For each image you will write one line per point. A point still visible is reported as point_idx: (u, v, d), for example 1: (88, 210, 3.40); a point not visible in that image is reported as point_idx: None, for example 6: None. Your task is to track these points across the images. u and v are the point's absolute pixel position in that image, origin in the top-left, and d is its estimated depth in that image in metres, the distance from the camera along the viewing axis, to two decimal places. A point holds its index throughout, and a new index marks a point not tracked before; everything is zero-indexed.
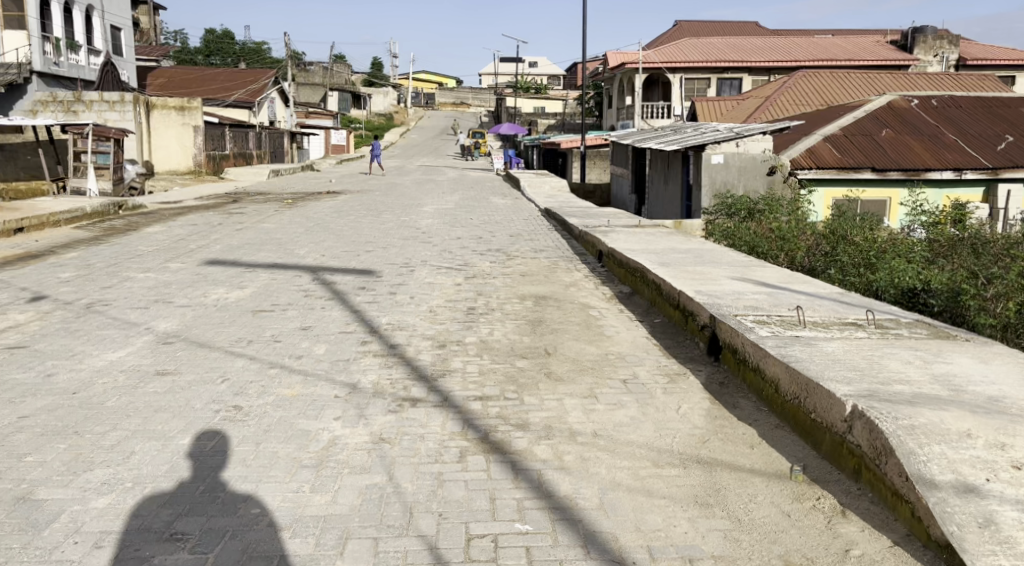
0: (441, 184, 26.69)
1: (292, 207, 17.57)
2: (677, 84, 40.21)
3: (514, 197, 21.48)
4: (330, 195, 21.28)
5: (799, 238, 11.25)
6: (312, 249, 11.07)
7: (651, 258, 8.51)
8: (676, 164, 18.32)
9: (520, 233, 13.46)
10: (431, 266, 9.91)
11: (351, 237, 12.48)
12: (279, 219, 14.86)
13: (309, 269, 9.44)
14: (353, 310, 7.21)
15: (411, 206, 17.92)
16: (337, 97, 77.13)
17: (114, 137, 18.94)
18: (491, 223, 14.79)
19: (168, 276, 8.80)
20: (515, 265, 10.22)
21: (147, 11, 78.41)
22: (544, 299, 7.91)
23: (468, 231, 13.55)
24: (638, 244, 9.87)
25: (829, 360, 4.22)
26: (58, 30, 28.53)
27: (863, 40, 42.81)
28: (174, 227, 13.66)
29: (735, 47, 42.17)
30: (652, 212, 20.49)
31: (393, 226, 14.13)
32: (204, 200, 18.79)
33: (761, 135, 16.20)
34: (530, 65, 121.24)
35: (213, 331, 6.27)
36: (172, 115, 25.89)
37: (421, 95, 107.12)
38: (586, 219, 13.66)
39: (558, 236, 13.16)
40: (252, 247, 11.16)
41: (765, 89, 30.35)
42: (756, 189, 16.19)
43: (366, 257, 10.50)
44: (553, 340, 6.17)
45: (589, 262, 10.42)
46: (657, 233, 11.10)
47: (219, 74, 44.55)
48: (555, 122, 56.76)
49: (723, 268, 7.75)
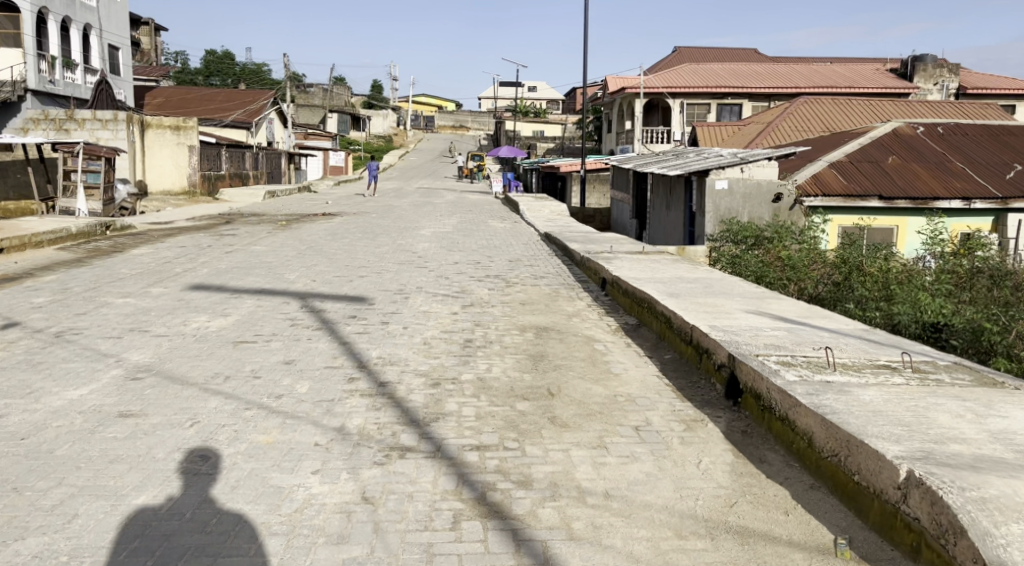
0: (439, 206, 26.35)
1: (285, 229, 17.18)
2: (677, 109, 40.11)
3: (513, 221, 21.10)
4: (325, 217, 20.93)
5: (810, 268, 10.83)
6: (303, 274, 10.61)
7: (659, 288, 8.07)
8: (678, 190, 17.98)
9: (519, 258, 13.05)
10: (427, 292, 9.45)
11: (345, 261, 12.05)
12: (271, 242, 14.45)
13: (298, 295, 8.99)
14: (342, 342, 6.73)
15: (407, 229, 17.53)
16: (336, 118, 77.22)
17: (104, 155, 18.60)
18: (489, 247, 14.38)
19: (148, 302, 8.34)
20: (515, 292, 9.78)
21: (149, 32, 79.02)
22: (546, 331, 7.44)
23: (466, 256, 13.13)
24: (644, 272, 9.44)
25: (870, 412, 3.74)
26: (54, 48, 28.34)
27: (863, 67, 42.86)
28: (161, 249, 13.23)
29: (736, 73, 42.18)
30: (654, 238, 20.13)
31: (388, 249, 13.71)
32: (196, 221, 18.41)
33: (767, 161, 15.91)
34: (529, 90, 121.82)
35: (189, 363, 5.80)
36: (167, 134, 25.58)
37: (420, 118, 107.50)
38: (587, 245, 13.26)
39: (559, 261, 12.74)
40: (240, 271, 10.72)
41: (767, 115, 30.16)
42: (761, 216, 15.84)
43: (359, 282, 10.05)
44: (556, 378, 5.69)
45: (591, 291, 9.98)
46: (662, 260, 10.69)
47: (218, 94, 44.41)
48: (554, 146, 56.70)
49: (736, 300, 7.31)
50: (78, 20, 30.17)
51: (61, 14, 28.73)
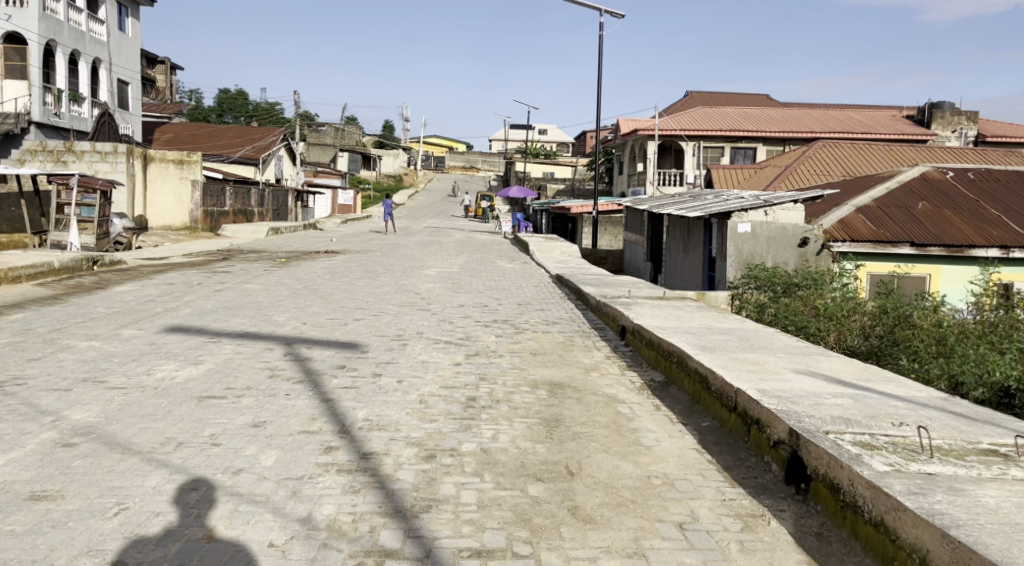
0: (446, 246, 25.60)
1: (284, 267, 16.40)
2: (691, 152, 39.62)
3: (522, 262, 20.28)
4: (327, 254, 20.17)
5: (850, 318, 9.90)
6: (294, 316, 9.73)
7: (690, 340, 7.14)
8: (697, 231, 17.15)
9: (529, 301, 12.20)
10: (428, 339, 8.54)
11: (341, 301, 11.19)
12: (265, 280, 13.63)
13: (283, 341, 8.09)
14: (324, 400, 5.79)
15: (412, 268, 16.73)
16: (348, 157, 77.51)
17: (100, 188, 17.97)
18: (496, 289, 13.51)
19: (113, 346, 7.43)
20: (525, 340, 8.87)
21: (165, 70, 80.25)
22: (560, 389, 6.47)
23: (472, 298, 12.26)
24: (669, 320, 8.55)
25: (1009, 529, 2.77)
26: (61, 81, 28.12)
27: (880, 113, 42.44)
28: (147, 286, 12.39)
29: (749, 117, 41.79)
30: (670, 282, 19.25)
31: (390, 290, 12.87)
32: (191, 258, 17.67)
33: (792, 205, 15.05)
34: (540, 132, 122.75)
35: (138, 425, 4.87)
36: (170, 168, 25.12)
37: (431, 158, 107.99)
38: (603, 289, 12.37)
39: (572, 305, 11.85)
40: (226, 312, 9.85)
41: (784, 158, 29.51)
42: (786, 262, 14.95)
43: (354, 327, 9.15)
44: (577, 451, 4.72)
45: (610, 339, 9.06)
46: (687, 307, 9.78)
47: (227, 130, 44.31)
48: (564, 187, 56.38)
49: (779, 357, 6.36)
50: (88, 53, 30.00)
51: (70, 47, 28.54)
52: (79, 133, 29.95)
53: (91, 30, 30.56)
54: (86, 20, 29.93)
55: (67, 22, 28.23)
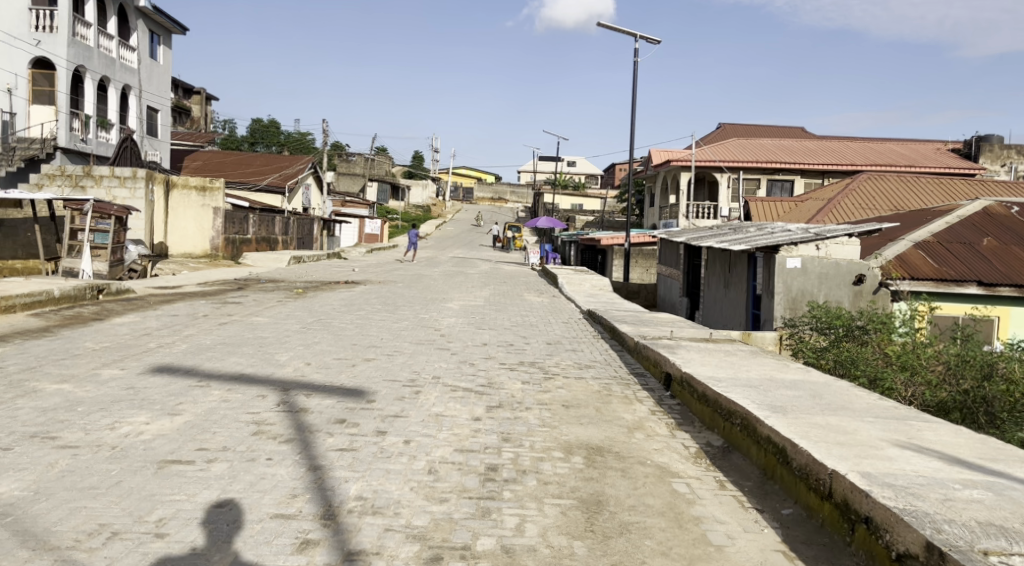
0: (471, 277, 24.70)
1: (300, 297, 15.55)
2: (725, 184, 38.50)
3: (551, 295, 19.23)
4: (347, 285, 19.34)
5: (929, 369, 8.67)
6: (299, 355, 8.77)
7: (754, 397, 5.99)
8: (739, 266, 15.98)
9: (559, 340, 11.14)
10: (445, 386, 7.48)
11: (354, 339, 10.20)
12: (276, 312, 12.75)
13: (281, 385, 7.11)
14: (313, 467, 4.73)
15: (434, 301, 15.79)
16: (376, 188, 77.64)
17: (115, 214, 17.42)
18: (523, 326, 12.46)
19: (84, 390, 6.48)
20: (556, 388, 7.77)
21: (200, 100, 81.78)
22: (600, 455, 5.37)
23: (497, 335, 11.23)
24: (723, 369, 7.41)
25: None
26: (89, 107, 28.43)
27: (923, 147, 41.01)
28: (149, 318, 11.52)
29: (787, 149, 40.63)
30: (709, 320, 18.02)
31: (408, 325, 11.89)
32: (205, 287, 16.94)
33: (847, 238, 13.83)
34: (569, 164, 122.56)
35: (69, 504, 3.86)
36: (192, 195, 24.74)
37: (459, 189, 108.10)
38: (640, 328, 11.26)
39: (607, 346, 10.75)
40: (224, 349, 8.90)
41: (827, 191, 28.22)
42: (840, 300, 13.70)
43: (363, 369, 8.14)
44: (628, 555, 3.60)
45: (652, 389, 7.93)
46: (739, 352, 8.63)
47: (256, 158, 44.31)
48: (593, 219, 55.43)
49: (870, 424, 5.20)
50: (117, 80, 30.33)
51: (100, 72, 28.88)
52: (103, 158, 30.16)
53: (122, 56, 30.91)
54: (117, 47, 30.31)
55: (97, 48, 28.60)
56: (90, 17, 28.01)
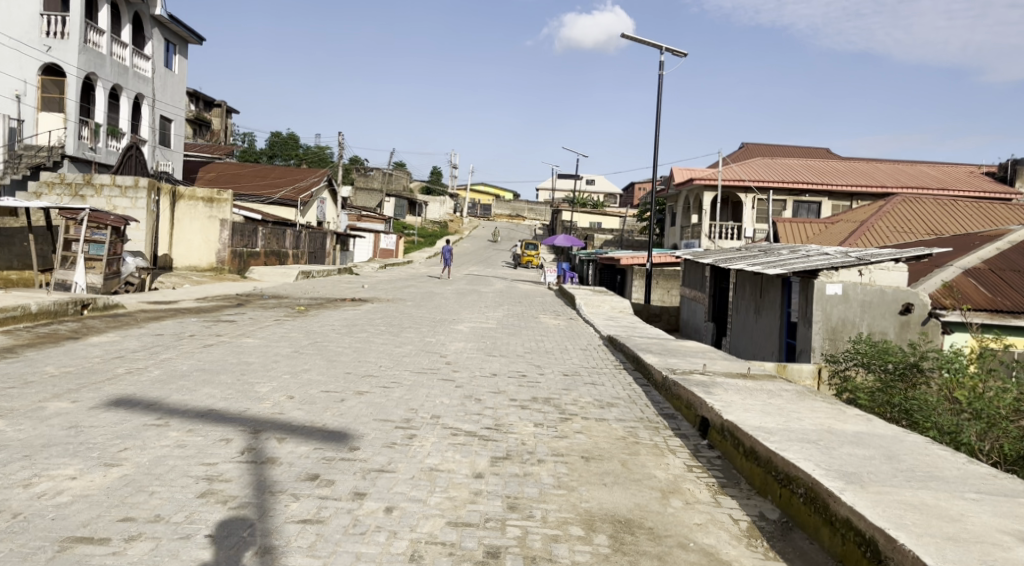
0: (484, 296, 23.66)
1: (300, 315, 14.59)
2: (750, 205, 37.42)
3: (568, 318, 18.16)
4: (353, 302, 18.44)
5: (1013, 421, 7.47)
6: (282, 386, 7.73)
7: (819, 458, 4.87)
8: (772, 291, 14.86)
9: (577, 371, 10.06)
10: (445, 429, 6.42)
11: (349, 366, 9.19)
12: (269, 333, 11.76)
13: (252, 426, 6.08)
14: (260, 551, 3.68)
15: (442, 322, 14.74)
16: (393, 203, 77.26)
17: (111, 225, 16.71)
18: (537, 353, 11.38)
19: (16, 431, 5.48)
20: (573, 433, 6.69)
21: (220, 113, 82.04)
22: (628, 532, 4.28)
23: (508, 364, 10.15)
24: (771, 417, 6.30)
25: None
26: (99, 116, 28.08)
27: (956, 169, 39.64)
28: (130, 338, 10.59)
29: (814, 169, 39.40)
30: (737, 347, 16.88)
31: (411, 349, 10.85)
32: (202, 303, 16.12)
33: (893, 263, 12.65)
34: (587, 183, 121.80)
35: None
36: (199, 207, 24.21)
37: (477, 206, 107.50)
38: (668, 359, 10.13)
39: (631, 380, 9.66)
40: (200, 377, 7.92)
41: (859, 213, 26.98)
42: (885, 332, 12.45)
43: (353, 406, 7.09)
44: None
45: (687, 436, 6.84)
46: (785, 395, 7.49)
47: (272, 170, 43.80)
48: (612, 238, 54.36)
49: (978, 506, 4.05)
50: (129, 89, 30.02)
51: (111, 81, 28.57)
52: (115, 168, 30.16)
53: (136, 65, 30.62)
54: (131, 56, 30.02)
55: (109, 56, 28.34)
56: (103, 25, 27.81)
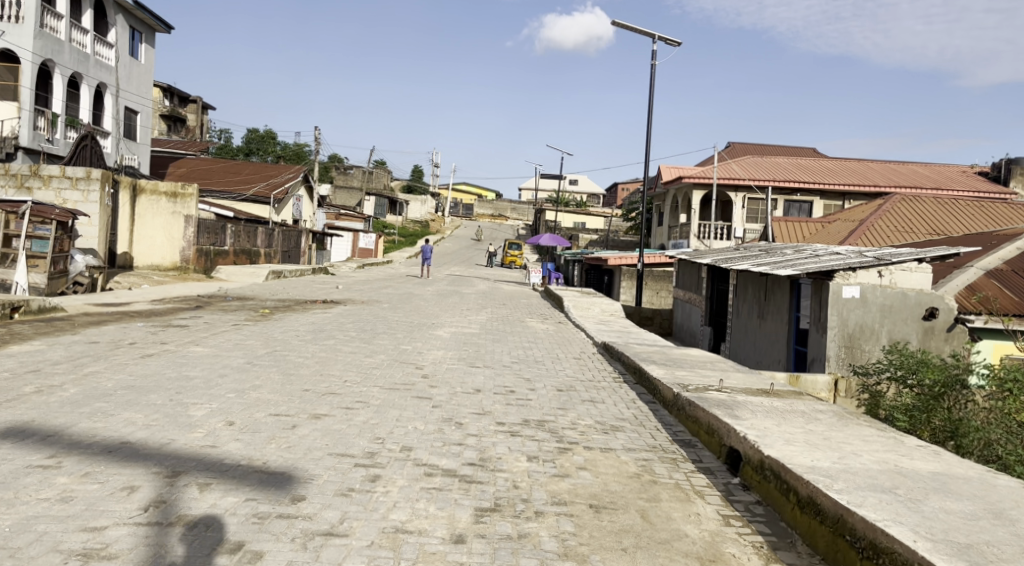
0: (466, 298, 22.41)
1: (263, 320, 13.22)
2: (738, 205, 36.65)
3: (556, 322, 16.96)
4: (324, 305, 17.12)
5: None
6: (222, 408, 6.40)
7: (913, 520, 3.65)
8: (778, 294, 13.81)
9: (573, 385, 8.85)
10: (418, 468, 5.15)
11: (308, 381, 7.90)
12: (224, 340, 10.40)
13: (170, 466, 4.76)
14: None
15: (421, 328, 13.46)
16: (373, 202, 75.72)
17: (56, 219, 15.15)
18: (526, 363, 10.16)
19: None
20: (576, 469, 5.46)
21: (196, 109, 79.89)
22: None
23: (494, 377, 8.90)
24: (821, 451, 5.12)
25: None
26: (57, 106, 26.56)
27: (947, 169, 39.01)
28: (56, 346, 9.19)
29: (804, 168, 38.57)
30: (738, 354, 15.83)
31: (383, 360, 9.56)
32: (157, 306, 14.76)
33: (915, 265, 11.56)
34: (571, 183, 120.83)
35: None
36: (162, 202, 22.78)
37: (459, 206, 106.03)
38: (675, 372, 8.92)
39: (635, 396, 8.49)
40: (123, 397, 6.57)
41: (857, 213, 26.10)
42: (905, 339, 11.54)
43: (305, 436, 5.79)
44: None
45: (713, 472, 5.66)
46: (824, 420, 6.28)
47: (246, 166, 42.15)
48: (597, 237, 53.31)
49: None
50: (91, 78, 28.48)
51: (71, 69, 27.03)
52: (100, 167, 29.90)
53: (98, 53, 29.06)
54: (93, 43, 28.45)
55: (69, 43, 26.79)
56: (61, 9, 26.24)
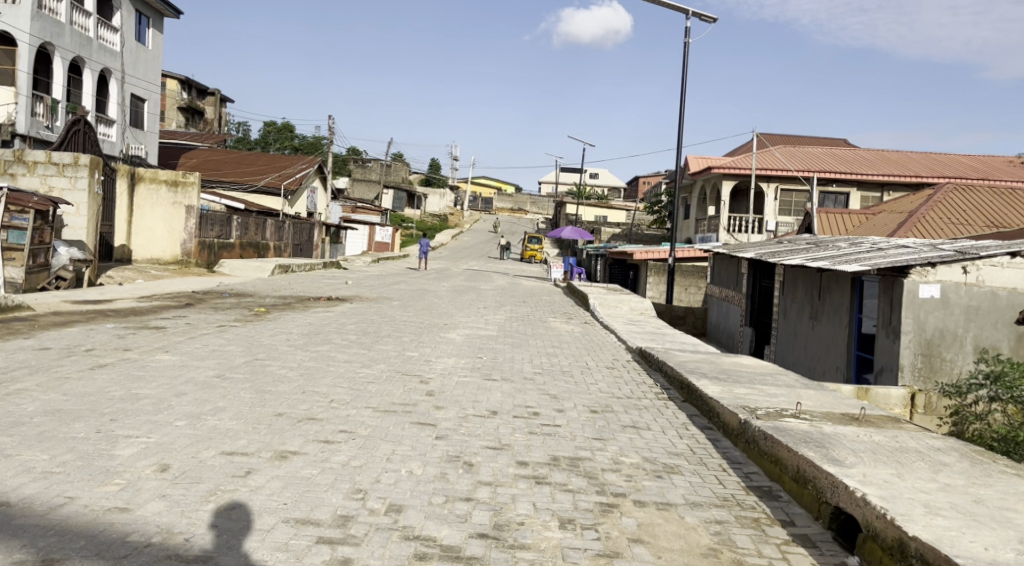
0: (483, 294, 20.91)
1: (255, 320, 11.77)
2: (771, 196, 34.86)
3: (583, 321, 15.40)
4: (327, 302, 15.67)
5: None
6: (161, 445, 4.91)
7: None
8: (837, 291, 12.15)
9: (609, 405, 7.30)
10: (403, 550, 3.60)
11: (284, 402, 6.38)
12: (200, 346, 8.93)
13: (42, 550, 3.27)
14: None
15: (431, 330, 11.95)
16: (391, 195, 74.51)
17: (35, 207, 13.76)
18: (552, 375, 8.62)
19: None
20: (629, 545, 3.89)
21: (214, 102, 78.98)
22: None
23: (514, 396, 7.38)
24: (992, 531, 3.51)
25: None
26: (56, 92, 25.41)
27: (992, 159, 36.88)
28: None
29: (839, 158, 36.66)
30: (786, 359, 14.23)
31: (381, 372, 8.06)
32: (143, 304, 13.38)
33: (1008, 260, 9.84)
34: (591, 176, 118.94)
35: None
36: (162, 191, 21.47)
37: (478, 200, 104.67)
38: (734, 390, 7.34)
39: (688, 421, 6.94)
40: (37, 427, 5.09)
41: (905, 204, 24.29)
42: (994, 345, 9.87)
43: (258, 489, 4.27)
44: None
45: (819, 546, 4.08)
46: (956, 468, 4.66)
47: (260, 157, 40.87)
48: (620, 231, 51.63)
49: None
50: (94, 63, 27.33)
51: (72, 52, 25.86)
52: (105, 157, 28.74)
53: (102, 37, 27.88)
54: (95, 26, 27.25)
55: (70, 25, 25.63)
56: None
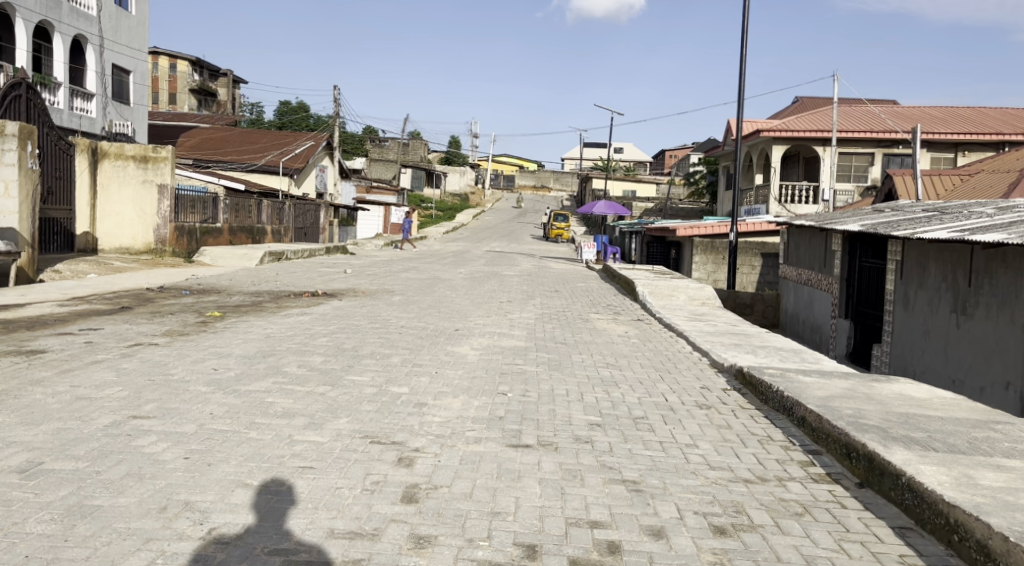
0: (507, 282, 17.45)
1: (194, 333, 8.47)
2: (828, 160, 30.88)
3: (637, 318, 11.98)
4: (310, 299, 12.40)
5: None
6: None
7: None
8: (1005, 274, 8.61)
9: (748, 517, 3.92)
10: None
11: (97, 555, 3.03)
12: (63, 389, 5.64)
13: None
14: None
15: (434, 342, 8.54)
16: (409, 174, 71.27)
17: None
18: (624, 432, 5.26)
19: None
20: None
21: (227, 83, 75.53)
22: None
23: (564, 494, 4.05)
24: None
25: None
26: (20, 60, 22.26)
27: None
28: None
29: (903, 117, 32.50)
30: (910, 364, 10.76)
31: (336, 440, 4.73)
32: (64, 310, 10.17)
33: None
34: (616, 150, 114.74)
35: None
36: (130, 168, 18.43)
37: (500, 178, 101.00)
38: (981, 479, 3.92)
39: (914, 551, 3.56)
40: None
41: (1007, 163, 20.48)
42: None
43: None
44: None
45: None
46: None
47: (263, 134, 37.62)
48: (652, 206, 47.96)
49: None
50: (65, 27, 24.30)
51: (36, 14, 22.82)
52: (84, 134, 25.66)
53: None
54: None
55: None
56: None
